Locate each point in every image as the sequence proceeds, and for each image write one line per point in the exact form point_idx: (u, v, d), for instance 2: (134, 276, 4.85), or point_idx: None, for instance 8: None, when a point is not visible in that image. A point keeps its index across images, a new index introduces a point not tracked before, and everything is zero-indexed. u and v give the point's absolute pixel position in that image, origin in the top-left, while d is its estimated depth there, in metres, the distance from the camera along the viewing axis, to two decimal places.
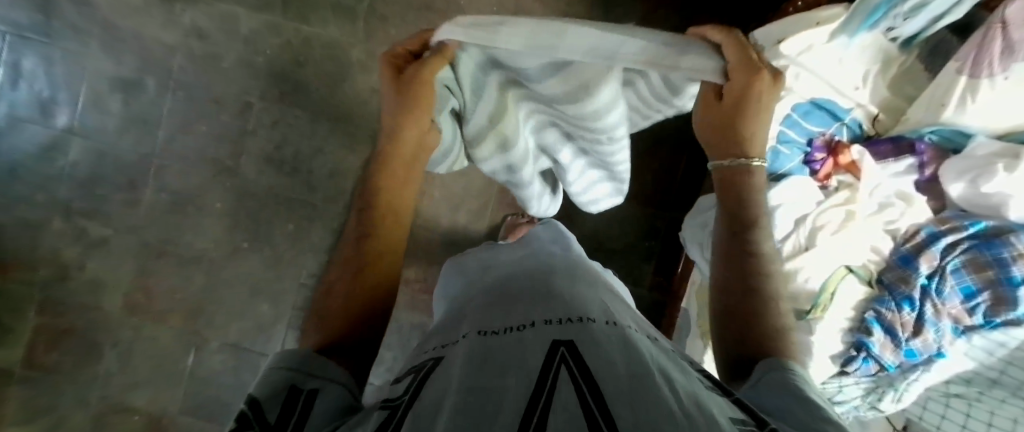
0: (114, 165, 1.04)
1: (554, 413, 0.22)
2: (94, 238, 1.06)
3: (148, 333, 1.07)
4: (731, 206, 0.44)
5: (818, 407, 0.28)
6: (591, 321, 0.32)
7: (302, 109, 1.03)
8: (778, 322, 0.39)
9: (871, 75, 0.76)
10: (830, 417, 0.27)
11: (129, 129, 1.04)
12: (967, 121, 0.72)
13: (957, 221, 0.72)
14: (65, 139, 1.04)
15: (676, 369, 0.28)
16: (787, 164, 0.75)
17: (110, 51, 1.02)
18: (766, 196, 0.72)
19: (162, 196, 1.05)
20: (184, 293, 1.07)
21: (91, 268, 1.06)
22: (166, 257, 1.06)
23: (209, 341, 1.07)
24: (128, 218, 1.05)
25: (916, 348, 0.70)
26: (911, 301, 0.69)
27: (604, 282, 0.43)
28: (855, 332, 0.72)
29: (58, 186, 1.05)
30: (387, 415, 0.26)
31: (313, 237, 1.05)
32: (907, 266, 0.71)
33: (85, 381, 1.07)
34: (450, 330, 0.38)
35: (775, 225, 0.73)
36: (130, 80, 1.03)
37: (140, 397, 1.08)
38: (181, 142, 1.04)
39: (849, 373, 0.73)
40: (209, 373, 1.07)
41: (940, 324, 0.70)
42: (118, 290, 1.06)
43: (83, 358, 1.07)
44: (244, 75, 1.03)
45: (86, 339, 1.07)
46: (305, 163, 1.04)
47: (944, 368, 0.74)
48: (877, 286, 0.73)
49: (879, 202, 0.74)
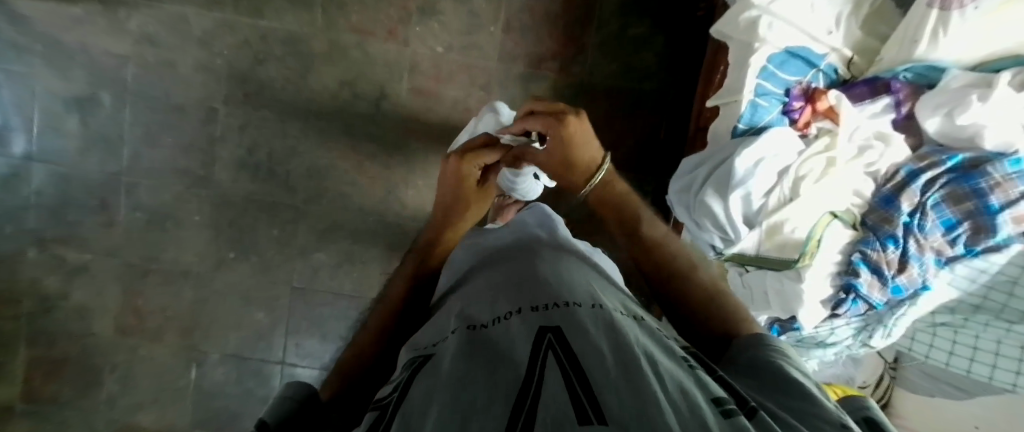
0: (81, 187, 1.00)
1: (543, 401, 0.22)
2: (74, 264, 1.03)
3: (146, 352, 1.06)
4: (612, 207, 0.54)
5: (797, 383, 0.29)
6: (577, 306, 0.32)
7: (270, 109, 0.99)
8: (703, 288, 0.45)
9: (842, 18, 0.75)
10: (812, 394, 0.28)
11: (91, 148, 0.99)
12: (940, 54, 0.71)
13: (935, 156, 0.72)
14: (25, 165, 0.99)
15: (662, 352, 0.28)
16: (766, 117, 0.75)
17: (58, 69, 0.97)
18: (748, 151, 0.71)
19: (138, 215, 1.02)
20: (177, 309, 1.05)
21: (75, 295, 1.04)
22: (152, 275, 1.04)
23: (208, 354, 1.06)
24: (106, 240, 1.02)
25: (902, 284, 0.72)
26: (894, 239, 0.71)
27: (590, 261, 0.43)
28: (843, 275, 0.74)
29: (27, 216, 1.01)
30: (377, 414, 0.27)
31: (299, 239, 1.03)
32: (888, 207, 0.73)
33: (89, 407, 1.07)
34: (438, 323, 0.38)
35: (760, 180, 0.72)
36: (84, 97, 0.98)
37: (147, 416, 1.07)
38: (149, 156, 1.00)
39: (840, 316, 0.75)
40: (214, 385, 1.07)
41: (923, 258, 0.71)
42: (108, 313, 1.05)
43: (83, 384, 1.06)
44: (204, 79, 0.98)
45: (83, 366, 1.06)
46: (281, 165, 1.01)
47: (930, 300, 0.76)
48: (862, 228, 0.75)
49: (858, 145, 0.74)
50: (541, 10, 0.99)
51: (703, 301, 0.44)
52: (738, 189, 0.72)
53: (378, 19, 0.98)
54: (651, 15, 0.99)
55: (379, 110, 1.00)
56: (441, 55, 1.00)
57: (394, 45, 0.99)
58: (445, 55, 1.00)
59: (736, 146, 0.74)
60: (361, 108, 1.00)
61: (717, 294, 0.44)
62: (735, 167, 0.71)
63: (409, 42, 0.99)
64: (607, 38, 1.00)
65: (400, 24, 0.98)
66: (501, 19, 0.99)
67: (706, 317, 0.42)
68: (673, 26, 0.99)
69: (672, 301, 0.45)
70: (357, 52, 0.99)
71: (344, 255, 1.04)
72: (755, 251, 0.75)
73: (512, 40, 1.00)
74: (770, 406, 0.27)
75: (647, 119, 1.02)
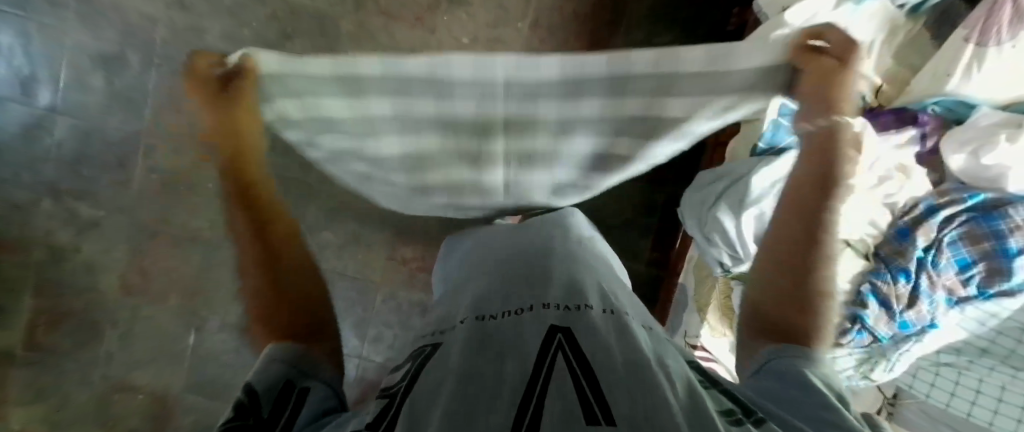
0: (102, 144, 1.02)
1: (552, 396, 0.22)
2: (88, 219, 1.04)
3: (148, 312, 1.07)
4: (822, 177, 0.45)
5: None
6: (589, 308, 0.32)
7: None
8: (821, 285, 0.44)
9: (876, 45, 0.75)
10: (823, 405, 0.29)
11: (114, 106, 1.01)
12: (971, 90, 0.70)
13: (956, 194, 0.72)
14: (48, 117, 1.01)
15: (670, 356, 0.29)
16: (788, 138, 0.72)
17: (89, 24, 0.98)
18: (763, 173, 0.72)
19: (153, 176, 1.03)
20: (183, 272, 1.06)
21: (85, 250, 1.05)
22: (161, 238, 1.05)
23: (209, 320, 1.08)
24: (120, 198, 1.04)
25: (910, 320, 0.70)
26: (906, 273, 0.70)
27: (601, 265, 0.43)
28: (850, 305, 0.73)
29: (45, 167, 1.02)
30: (384, 401, 0.27)
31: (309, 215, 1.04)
32: (903, 240, 0.72)
33: (87, 361, 1.08)
34: (447, 313, 0.38)
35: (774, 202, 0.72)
36: (112, 55, 0.99)
37: (143, 375, 1.09)
38: (169, 119, 1.01)
39: (843, 345, 0.74)
40: (211, 351, 1.08)
41: (934, 295, 0.70)
42: (115, 271, 1.06)
43: (84, 338, 1.07)
44: (231, 48, 0.99)
45: (85, 321, 1.07)
46: None
47: (936, 338, 0.74)
48: (873, 259, 0.74)
49: (878, 176, 0.73)
50: (571, 10, 0.99)
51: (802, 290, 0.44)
52: (752, 208, 0.72)
53: (408, 5, 0.98)
54: (681, 26, 0.98)
55: None
56: (467, 46, 1.00)
57: (421, 32, 0.99)
58: (470, 47, 1.00)
59: (754, 165, 0.74)
60: None
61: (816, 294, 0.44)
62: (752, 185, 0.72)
63: (436, 31, 0.99)
64: (633, 44, 0.99)
65: (429, 11, 0.99)
66: (530, 16, 0.99)
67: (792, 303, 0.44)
68: (702, 39, 0.99)
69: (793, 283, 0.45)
70: (384, 36, 0.99)
71: (350, 235, 1.05)
72: None
73: (538, 37, 1.00)
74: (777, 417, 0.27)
75: None
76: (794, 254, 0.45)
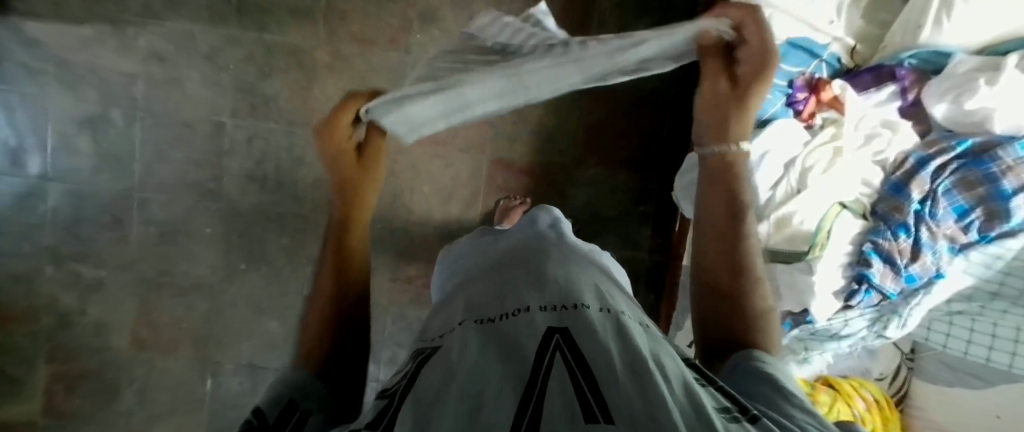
0: (95, 204, 1.02)
1: (551, 393, 0.23)
2: (91, 280, 1.05)
3: (161, 365, 1.07)
4: (718, 165, 0.45)
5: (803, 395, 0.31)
6: (585, 307, 0.33)
7: (276, 120, 1.01)
8: (756, 301, 0.41)
9: (843, 8, 0.76)
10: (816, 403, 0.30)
11: (103, 166, 1.01)
12: (945, 39, 0.71)
13: (943, 142, 0.72)
14: (41, 184, 1.02)
15: (666, 356, 0.29)
16: (770, 109, 0.75)
17: (69, 89, 0.99)
18: (754, 143, 0.73)
19: (150, 229, 1.03)
20: (191, 320, 1.06)
21: (92, 311, 1.06)
22: (165, 289, 1.05)
23: (223, 365, 1.07)
24: (120, 255, 1.04)
25: (916, 272, 0.71)
26: (906, 227, 0.70)
27: (596, 264, 0.44)
28: (855, 266, 0.73)
29: (43, 234, 1.03)
30: (386, 401, 0.28)
31: (308, 247, 1.04)
32: (898, 195, 0.72)
33: (107, 420, 1.08)
34: (446, 317, 0.39)
35: (765, 173, 0.73)
36: (95, 115, 1.00)
37: (164, 428, 1.08)
38: (159, 171, 1.02)
39: (853, 307, 0.74)
40: (228, 396, 1.08)
41: (937, 246, 0.70)
42: (123, 328, 1.06)
43: (101, 398, 1.07)
44: (212, 93, 1.00)
45: (101, 381, 1.07)
46: (288, 175, 1.02)
47: (945, 287, 0.75)
48: (871, 218, 0.74)
49: (865, 134, 0.74)
50: None
51: (742, 311, 0.41)
52: None
53: (380, 28, 0.99)
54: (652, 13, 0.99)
55: None
56: None
57: (396, 53, 1.00)
58: None
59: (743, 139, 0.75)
60: None
61: (761, 317, 0.41)
62: None
63: (410, 49, 1.00)
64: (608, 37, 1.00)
65: (401, 31, 0.99)
66: None
67: (728, 322, 0.41)
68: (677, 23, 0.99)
69: (715, 301, 0.42)
70: (360, 61, 1.00)
71: None
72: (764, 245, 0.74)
73: None
74: (774, 413, 0.28)
75: (653, 116, 1.01)
76: (722, 266, 0.43)
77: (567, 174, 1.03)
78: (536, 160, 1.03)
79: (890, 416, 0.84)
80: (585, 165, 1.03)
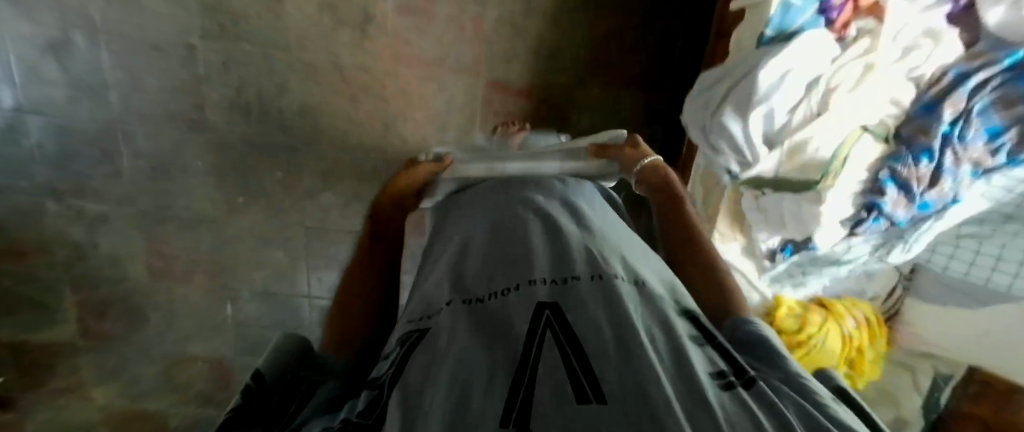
0: (81, 138, 0.98)
1: (540, 378, 0.23)
2: (95, 215, 1.05)
3: (180, 292, 1.12)
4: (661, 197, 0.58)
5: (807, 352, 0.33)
6: (577, 279, 0.33)
7: (250, 43, 0.91)
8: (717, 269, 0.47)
9: None
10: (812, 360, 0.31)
11: (78, 97, 0.95)
12: None
13: (991, 54, 0.64)
14: (18, 118, 0.97)
15: (654, 321, 0.29)
16: (798, 20, 0.67)
17: (19, 11, 0.88)
18: (776, 60, 0.64)
19: (142, 164, 1.01)
20: (199, 252, 1.09)
21: (103, 244, 1.08)
22: (170, 223, 1.06)
23: (239, 293, 1.11)
24: (117, 189, 1.03)
25: (931, 199, 0.68)
26: (929, 153, 0.65)
27: (582, 227, 0.43)
28: (867, 194, 0.70)
29: (36, 170, 1.01)
30: (375, 393, 0.28)
31: (305, 177, 1.02)
32: (928, 115, 0.66)
33: (141, 339, 1.17)
34: (434, 292, 0.38)
35: (784, 94, 0.66)
36: (54, 40, 0.91)
37: (196, 346, 1.18)
38: (137, 101, 0.96)
39: (858, 234, 0.73)
40: (249, 320, 1.13)
41: (959, 171, 0.66)
42: (137, 259, 1.09)
43: (131, 320, 1.15)
44: (174, 11, 0.89)
45: (128, 306, 1.13)
46: (272, 103, 0.96)
47: (959, 211, 0.72)
48: (894, 141, 0.69)
49: (903, 47, 0.66)
50: None
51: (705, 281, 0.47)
52: (760, 106, 0.66)
53: None
54: None
55: (366, 36, 0.92)
56: None
57: None
58: None
59: (764, 54, 0.67)
60: (347, 35, 0.92)
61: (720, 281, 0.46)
62: (759, 79, 0.65)
63: None
64: None
65: None
66: None
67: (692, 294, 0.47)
68: None
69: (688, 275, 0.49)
70: None
71: (350, 193, 1.03)
72: (774, 174, 0.71)
73: None
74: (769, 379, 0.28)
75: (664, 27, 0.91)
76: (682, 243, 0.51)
77: (568, 96, 0.96)
78: (537, 79, 0.95)
79: (876, 331, 0.91)
80: (589, 86, 0.95)
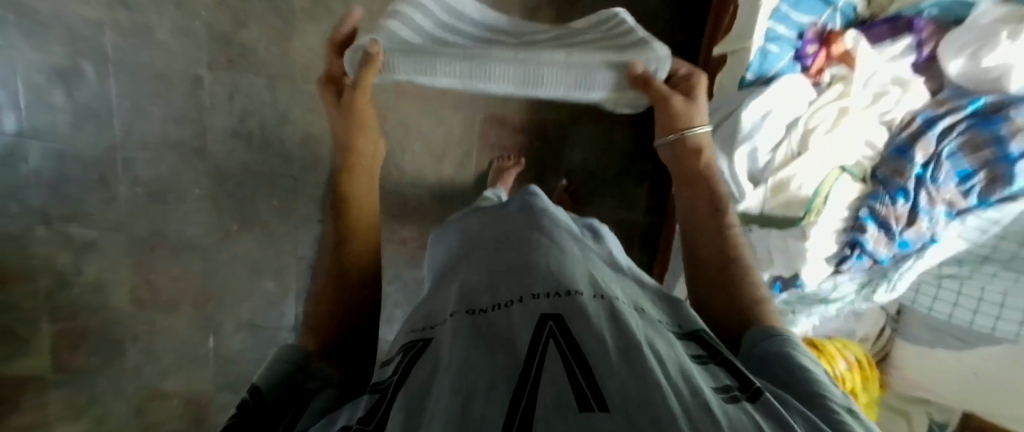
0: (79, 161, 0.96)
1: (544, 386, 0.23)
2: (83, 241, 1.01)
3: (162, 322, 1.08)
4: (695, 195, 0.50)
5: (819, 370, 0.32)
6: (578, 293, 0.33)
7: (255, 73, 1.00)
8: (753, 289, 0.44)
9: None
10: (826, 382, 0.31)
11: (81, 122, 0.95)
12: None
13: (954, 102, 0.70)
14: (19, 142, 0.93)
15: (660, 340, 0.30)
16: (776, 65, 0.71)
17: (33, 36, 0.88)
18: (756, 103, 0.68)
19: (138, 190, 1.01)
20: (187, 280, 1.08)
21: (89, 272, 1.02)
22: (160, 250, 1.05)
23: (224, 324, 1.11)
24: (110, 214, 1.01)
25: (911, 238, 0.70)
26: (905, 192, 0.68)
27: (581, 249, 0.44)
28: (849, 232, 0.72)
29: (34, 193, 0.96)
30: (377, 398, 0.29)
31: (300, 205, 1.09)
32: (902, 157, 0.70)
33: (114, 376, 1.07)
34: (437, 306, 0.39)
35: (765, 135, 0.69)
36: (64, 66, 0.92)
37: (174, 383, 1.11)
38: (140, 128, 0.98)
39: (842, 271, 0.74)
40: (229, 351, 1.13)
41: (934, 211, 0.69)
42: (123, 287, 1.05)
43: (109, 357, 1.06)
44: (186, 44, 0.96)
45: (105, 339, 1.06)
46: (274, 134, 1.03)
47: (938, 251, 0.75)
48: (870, 181, 0.72)
49: (874, 93, 0.70)
50: None
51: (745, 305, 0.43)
52: (744, 145, 0.69)
53: None
54: None
55: None
56: None
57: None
58: None
59: (745, 97, 0.71)
60: None
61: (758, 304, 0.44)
62: (741, 120, 0.69)
63: None
64: None
65: None
66: None
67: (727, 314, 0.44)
68: None
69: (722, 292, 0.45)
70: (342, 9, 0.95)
71: None
72: (759, 210, 0.73)
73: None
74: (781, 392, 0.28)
75: None
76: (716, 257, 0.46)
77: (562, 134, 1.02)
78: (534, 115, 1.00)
79: (870, 374, 0.91)
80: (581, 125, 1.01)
